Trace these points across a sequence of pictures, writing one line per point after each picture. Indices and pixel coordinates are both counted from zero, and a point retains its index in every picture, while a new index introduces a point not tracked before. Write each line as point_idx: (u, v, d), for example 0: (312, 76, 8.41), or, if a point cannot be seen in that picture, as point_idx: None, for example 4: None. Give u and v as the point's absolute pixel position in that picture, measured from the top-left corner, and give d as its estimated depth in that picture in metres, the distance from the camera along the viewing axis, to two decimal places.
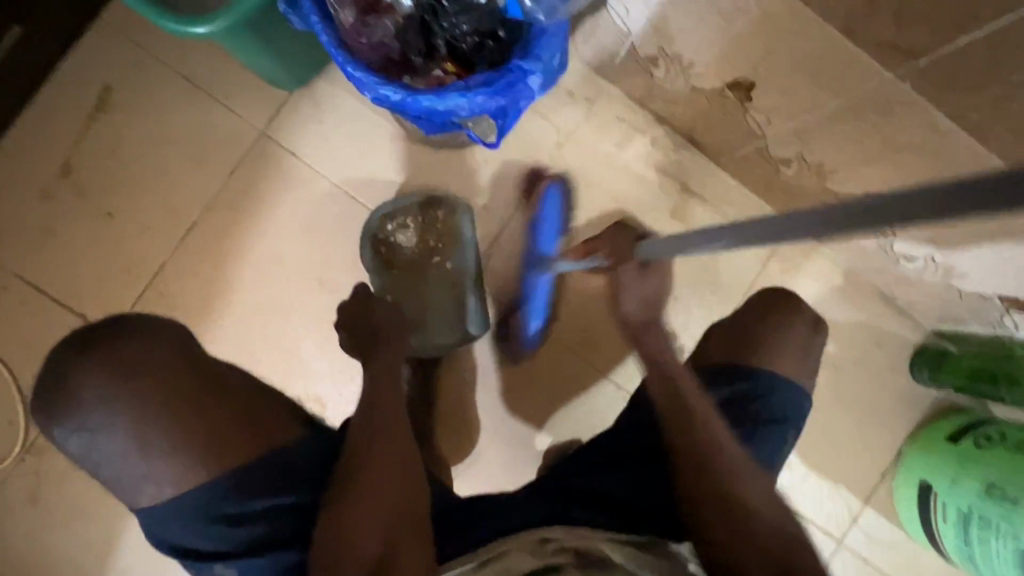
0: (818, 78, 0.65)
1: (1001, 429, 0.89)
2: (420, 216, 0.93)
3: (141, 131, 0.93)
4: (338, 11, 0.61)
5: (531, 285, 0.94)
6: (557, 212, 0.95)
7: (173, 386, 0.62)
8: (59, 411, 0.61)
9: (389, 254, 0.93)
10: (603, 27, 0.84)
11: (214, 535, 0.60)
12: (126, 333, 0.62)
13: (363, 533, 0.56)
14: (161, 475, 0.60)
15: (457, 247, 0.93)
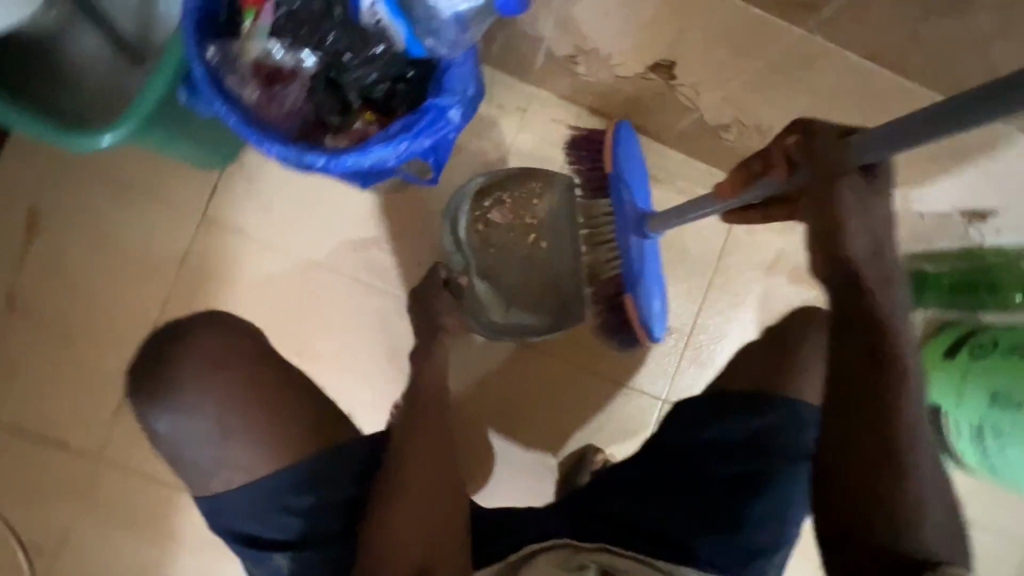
0: (733, 46, 0.64)
1: (993, 334, 0.87)
2: (514, 191, 0.91)
3: (83, 244, 0.90)
4: (242, 89, 0.60)
5: (637, 255, 0.81)
6: (633, 156, 0.83)
7: (260, 376, 0.69)
8: (155, 394, 0.68)
9: (483, 233, 0.91)
10: (514, 37, 0.82)
11: (278, 524, 0.66)
12: (216, 329, 0.70)
13: (404, 532, 0.62)
14: (239, 461, 0.67)
15: (557, 222, 0.90)
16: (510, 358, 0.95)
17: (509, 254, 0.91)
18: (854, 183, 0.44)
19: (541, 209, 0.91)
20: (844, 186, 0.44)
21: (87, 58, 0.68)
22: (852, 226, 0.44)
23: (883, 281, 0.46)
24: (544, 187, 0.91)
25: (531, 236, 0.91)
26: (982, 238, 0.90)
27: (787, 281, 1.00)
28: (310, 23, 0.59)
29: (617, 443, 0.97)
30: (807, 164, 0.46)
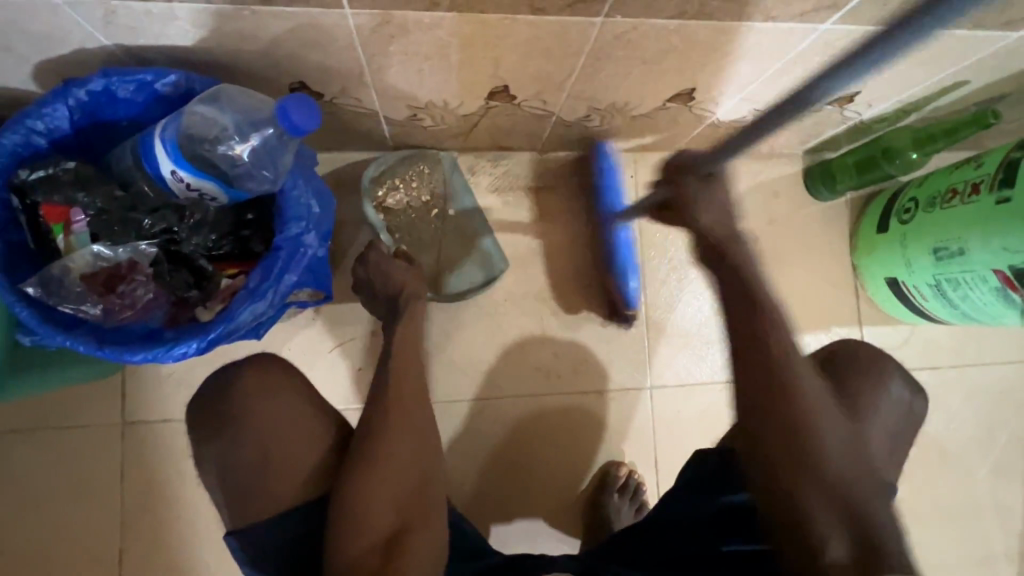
0: (551, 53, 0.63)
1: (912, 195, 0.90)
2: (408, 172, 0.90)
3: (10, 509, 0.82)
4: (82, 309, 0.55)
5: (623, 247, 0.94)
6: (614, 166, 0.93)
7: (298, 417, 0.61)
8: (209, 419, 0.62)
9: (385, 219, 0.89)
10: (348, 121, 0.79)
11: (289, 545, 0.58)
12: (238, 369, 0.63)
13: (373, 508, 0.56)
14: (281, 497, 0.59)
15: (454, 190, 0.92)
16: (487, 411, 0.93)
17: (420, 231, 0.91)
18: (693, 179, 0.59)
19: (436, 186, 0.91)
20: (687, 180, 0.59)
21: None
22: (701, 211, 0.59)
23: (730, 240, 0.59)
24: (436, 165, 0.91)
25: (436, 211, 0.92)
26: (862, 114, 0.86)
27: None
28: (120, 218, 0.56)
29: (625, 444, 0.95)
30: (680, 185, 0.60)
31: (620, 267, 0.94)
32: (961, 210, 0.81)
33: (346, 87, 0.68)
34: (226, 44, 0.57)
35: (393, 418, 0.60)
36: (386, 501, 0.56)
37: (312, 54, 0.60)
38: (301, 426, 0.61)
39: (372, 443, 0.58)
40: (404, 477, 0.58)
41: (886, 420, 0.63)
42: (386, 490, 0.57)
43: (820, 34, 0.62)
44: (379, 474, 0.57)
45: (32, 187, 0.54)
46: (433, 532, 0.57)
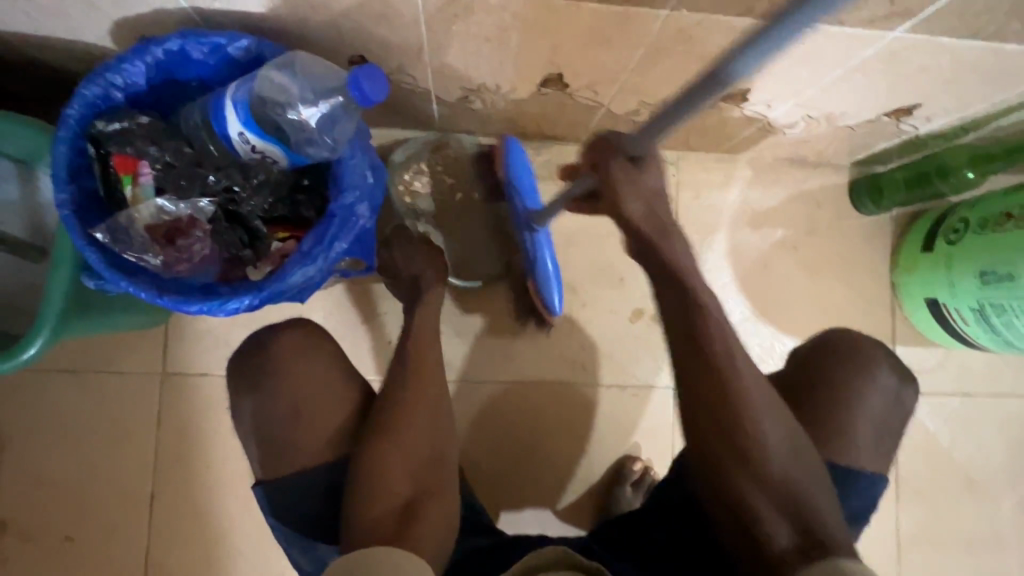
0: (611, 43, 0.63)
1: (962, 215, 0.88)
2: (432, 157, 0.91)
3: (53, 445, 0.87)
4: (143, 258, 0.57)
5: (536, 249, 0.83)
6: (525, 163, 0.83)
7: (323, 379, 0.64)
8: (243, 378, 0.64)
9: (411, 205, 0.91)
10: (400, 97, 0.80)
11: (315, 504, 0.61)
12: (273, 330, 0.66)
13: (390, 477, 0.57)
14: (312, 454, 0.62)
15: (478, 174, 0.92)
16: (510, 397, 0.94)
17: (444, 215, 0.92)
18: (619, 163, 0.53)
19: (460, 169, 0.92)
20: (614, 165, 0.53)
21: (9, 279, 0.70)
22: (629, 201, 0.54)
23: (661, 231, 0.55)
24: (459, 150, 0.91)
25: (460, 196, 0.92)
26: (918, 128, 0.84)
27: (747, 231, 0.99)
28: (187, 173, 0.58)
29: (641, 443, 0.96)
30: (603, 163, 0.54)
31: (542, 276, 0.84)
32: (1014, 234, 0.79)
33: (403, 64, 0.69)
34: (297, 13, 0.58)
35: (411, 393, 0.61)
36: (402, 472, 0.58)
37: (379, 29, 0.61)
38: (326, 388, 0.63)
39: (390, 417, 0.60)
40: (422, 447, 0.59)
41: (878, 412, 0.63)
42: (402, 463, 0.58)
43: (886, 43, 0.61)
44: (396, 448, 0.58)
45: (106, 136, 0.56)
46: (447, 505, 0.58)
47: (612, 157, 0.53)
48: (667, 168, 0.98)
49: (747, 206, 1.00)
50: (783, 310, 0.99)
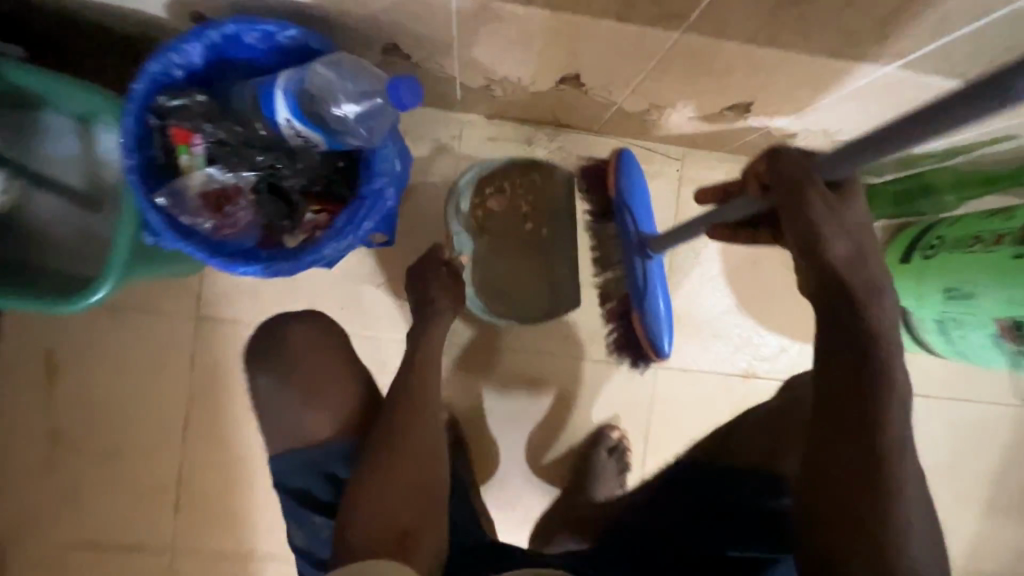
0: (627, 53, 0.68)
1: (940, 233, 0.94)
2: (516, 181, 0.99)
3: (97, 372, 0.97)
4: (197, 221, 0.65)
5: (646, 274, 0.92)
6: (636, 181, 0.95)
7: (334, 368, 0.74)
8: (263, 353, 0.74)
9: (480, 220, 0.99)
10: (427, 81, 0.86)
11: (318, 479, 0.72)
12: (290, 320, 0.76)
13: (382, 502, 0.61)
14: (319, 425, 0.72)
15: (554, 212, 1.00)
16: (508, 364, 1.04)
17: (506, 240, 1.00)
18: (818, 189, 0.48)
19: (535, 200, 1.00)
20: (811, 193, 0.48)
21: (69, 228, 0.77)
22: (831, 235, 0.48)
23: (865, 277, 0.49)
24: (547, 177, 1.00)
25: (528, 225, 1.00)
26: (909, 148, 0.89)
27: None
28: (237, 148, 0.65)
29: (620, 414, 1.06)
30: (776, 182, 0.50)
31: (649, 296, 0.93)
32: (980, 256, 0.85)
33: (433, 54, 0.75)
34: (341, 7, 0.64)
35: (405, 424, 0.66)
36: (394, 497, 0.61)
37: (414, 26, 0.67)
38: (336, 377, 0.74)
39: (386, 447, 0.65)
40: (416, 475, 0.63)
41: None
42: (397, 492, 0.62)
43: (875, 78, 0.67)
44: (395, 474, 0.63)
45: (169, 111, 0.64)
46: (436, 537, 0.61)
47: (809, 177, 0.48)
48: (672, 164, 1.05)
49: None
50: (765, 305, 1.07)
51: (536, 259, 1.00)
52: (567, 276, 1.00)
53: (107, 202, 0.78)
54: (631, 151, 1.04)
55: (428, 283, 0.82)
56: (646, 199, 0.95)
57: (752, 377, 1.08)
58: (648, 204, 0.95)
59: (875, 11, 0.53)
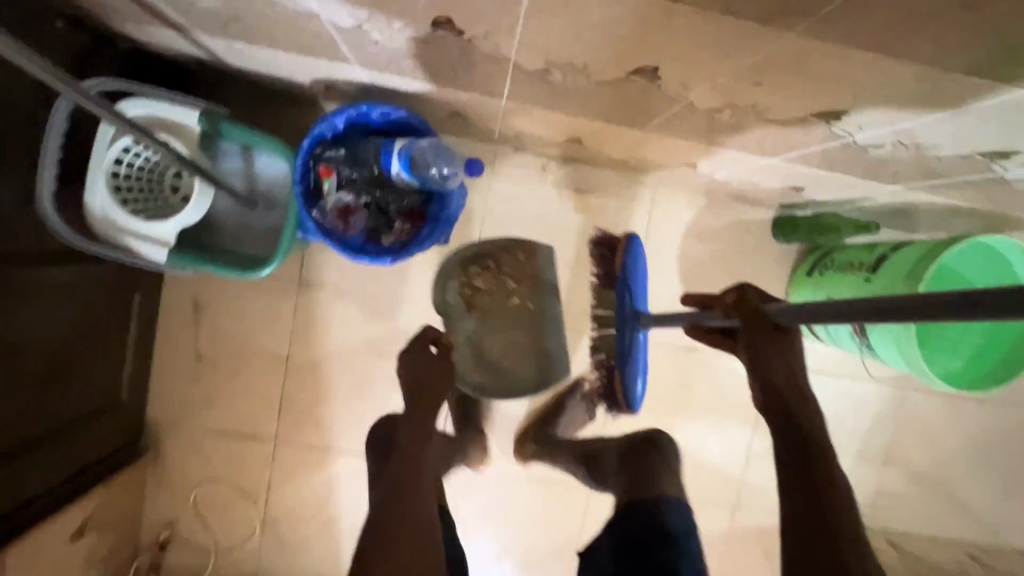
0: (611, 133, 1.06)
1: (833, 258, 1.35)
2: (505, 262, 1.41)
3: (231, 315, 1.39)
4: (334, 228, 1.04)
5: (632, 340, 1.23)
6: (638, 261, 1.24)
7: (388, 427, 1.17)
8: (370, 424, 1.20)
9: (470, 293, 1.39)
10: (477, 129, 1.24)
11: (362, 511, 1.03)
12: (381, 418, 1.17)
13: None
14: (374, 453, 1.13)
15: (531, 289, 1.42)
16: None
17: (497, 307, 1.40)
18: (767, 328, 0.76)
19: (519, 279, 1.41)
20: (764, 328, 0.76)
21: (237, 220, 1.15)
22: (771, 366, 0.77)
23: (795, 394, 0.78)
24: (527, 258, 1.42)
25: (514, 297, 1.41)
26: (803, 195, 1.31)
27: (693, 241, 1.47)
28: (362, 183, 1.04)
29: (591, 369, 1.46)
30: (743, 310, 0.78)
31: (634, 365, 1.24)
32: (850, 278, 1.26)
33: (485, 120, 1.13)
34: (433, 95, 1.02)
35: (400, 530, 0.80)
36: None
37: (476, 108, 1.05)
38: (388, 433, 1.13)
39: (396, 505, 0.82)
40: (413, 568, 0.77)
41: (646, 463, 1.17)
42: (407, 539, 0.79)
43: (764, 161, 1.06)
44: (405, 528, 0.80)
45: (321, 157, 1.02)
46: None
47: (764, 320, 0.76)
48: (646, 191, 1.45)
49: (695, 224, 1.48)
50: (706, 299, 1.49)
51: (520, 325, 1.41)
52: (552, 337, 1.43)
53: (260, 203, 1.16)
54: (617, 180, 1.44)
55: (429, 374, 0.96)
56: (644, 278, 1.25)
57: (694, 349, 1.52)
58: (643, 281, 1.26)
59: (751, 140, 0.91)
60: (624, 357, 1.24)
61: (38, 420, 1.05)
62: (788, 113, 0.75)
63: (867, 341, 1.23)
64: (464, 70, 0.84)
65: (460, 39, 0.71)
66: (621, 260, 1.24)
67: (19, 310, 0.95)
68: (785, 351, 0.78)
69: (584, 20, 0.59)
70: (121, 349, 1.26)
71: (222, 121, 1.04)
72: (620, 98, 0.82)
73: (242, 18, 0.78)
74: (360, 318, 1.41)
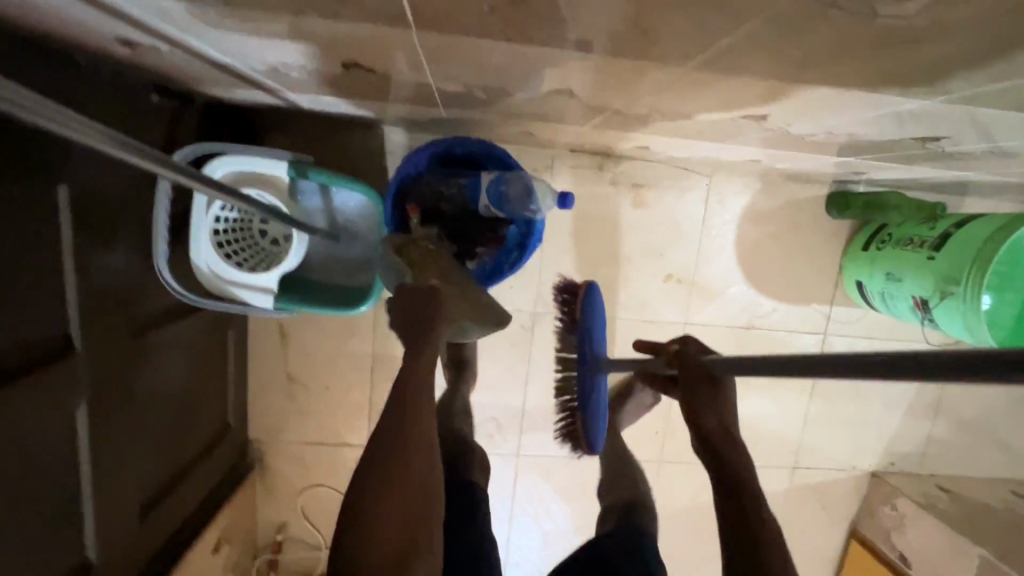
0: (682, 140, 1.08)
1: (890, 231, 1.39)
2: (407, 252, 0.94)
3: (317, 335, 1.47)
4: None
5: (595, 387, 1.24)
6: (598, 302, 1.29)
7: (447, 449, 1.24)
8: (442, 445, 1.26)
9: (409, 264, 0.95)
10: (541, 139, 1.26)
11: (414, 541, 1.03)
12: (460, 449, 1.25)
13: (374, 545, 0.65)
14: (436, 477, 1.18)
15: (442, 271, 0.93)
16: None
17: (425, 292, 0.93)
18: (702, 382, 0.78)
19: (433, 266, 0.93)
20: (698, 380, 0.78)
21: (323, 254, 1.20)
22: (703, 412, 0.76)
23: (729, 444, 0.75)
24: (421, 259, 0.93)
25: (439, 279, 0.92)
26: (858, 173, 1.34)
27: (749, 224, 1.51)
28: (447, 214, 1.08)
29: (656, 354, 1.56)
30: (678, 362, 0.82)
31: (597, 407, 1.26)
32: (909, 253, 1.30)
33: (553, 134, 1.15)
34: (510, 121, 1.05)
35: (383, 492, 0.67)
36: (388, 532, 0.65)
37: (551, 128, 1.08)
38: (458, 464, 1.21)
39: (380, 446, 0.69)
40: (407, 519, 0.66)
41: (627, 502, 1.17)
42: (387, 497, 0.67)
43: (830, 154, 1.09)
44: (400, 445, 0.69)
45: (407, 196, 1.07)
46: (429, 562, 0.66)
47: (698, 375, 0.78)
48: (701, 178, 1.48)
49: (750, 206, 1.50)
50: (763, 278, 1.54)
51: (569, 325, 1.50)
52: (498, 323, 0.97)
53: (343, 236, 1.20)
54: (673, 171, 1.46)
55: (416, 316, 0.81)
56: (604, 319, 1.28)
57: (753, 327, 1.57)
58: (602, 329, 1.28)
59: (828, 145, 0.94)
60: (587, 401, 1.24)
61: (174, 459, 1.16)
62: (884, 134, 0.78)
63: (928, 315, 1.27)
64: (556, 110, 0.88)
65: (565, 94, 0.75)
66: (582, 308, 1.27)
67: (149, 369, 1.03)
68: (719, 401, 0.77)
69: (714, 91, 0.62)
70: (223, 381, 1.35)
71: (308, 167, 1.08)
72: (710, 127, 0.85)
73: (347, 85, 0.80)
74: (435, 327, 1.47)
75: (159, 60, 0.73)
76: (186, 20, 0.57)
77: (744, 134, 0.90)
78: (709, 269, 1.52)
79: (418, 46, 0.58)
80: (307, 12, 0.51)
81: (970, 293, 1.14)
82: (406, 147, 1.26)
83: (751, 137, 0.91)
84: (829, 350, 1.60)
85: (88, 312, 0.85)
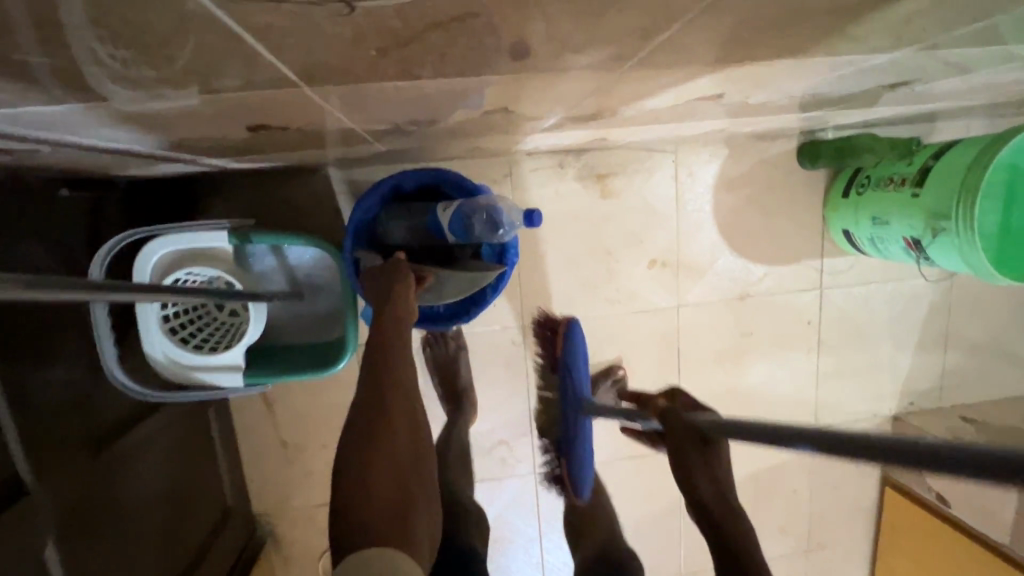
0: (635, 127, 1.01)
1: (867, 173, 1.34)
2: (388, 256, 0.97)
3: (304, 395, 1.39)
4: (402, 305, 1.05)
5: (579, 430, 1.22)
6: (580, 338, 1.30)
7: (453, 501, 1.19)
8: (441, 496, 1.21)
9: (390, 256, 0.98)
10: (493, 150, 1.19)
11: None
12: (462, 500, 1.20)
13: (374, 483, 0.63)
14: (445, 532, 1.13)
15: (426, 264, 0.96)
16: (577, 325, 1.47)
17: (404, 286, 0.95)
18: (694, 442, 0.72)
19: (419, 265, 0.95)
20: (689, 441, 0.72)
21: (288, 315, 1.14)
22: (696, 475, 0.70)
23: (724, 510, 0.69)
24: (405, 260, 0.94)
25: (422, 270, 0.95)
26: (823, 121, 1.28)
27: (723, 193, 1.46)
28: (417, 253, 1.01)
29: (654, 344, 1.50)
30: (666, 417, 0.76)
31: (582, 453, 1.23)
32: (892, 194, 1.25)
33: (502, 143, 1.08)
34: (454, 139, 0.97)
35: (377, 439, 0.65)
36: (383, 480, 0.63)
37: (499, 139, 1.01)
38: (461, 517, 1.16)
39: (375, 394, 0.69)
40: (404, 459, 0.66)
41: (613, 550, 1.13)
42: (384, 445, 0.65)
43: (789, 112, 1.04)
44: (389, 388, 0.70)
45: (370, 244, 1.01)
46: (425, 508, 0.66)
47: (690, 434, 0.72)
48: (666, 156, 1.42)
49: (722, 174, 1.45)
50: (748, 245, 1.49)
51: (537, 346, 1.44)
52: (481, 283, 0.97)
53: (306, 292, 1.13)
54: (636, 154, 1.40)
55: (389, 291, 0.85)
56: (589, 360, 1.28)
57: (748, 296, 1.52)
58: (586, 366, 1.29)
59: (787, 107, 0.88)
60: (572, 442, 1.24)
61: (172, 563, 1.08)
62: (847, 88, 0.72)
63: (924, 254, 1.22)
64: (497, 125, 0.81)
65: (497, 110, 0.68)
66: (564, 344, 1.28)
67: (125, 477, 0.96)
68: (710, 460, 0.72)
69: (660, 84, 0.55)
70: (212, 465, 1.27)
71: (249, 231, 0.99)
72: (662, 113, 0.78)
73: (266, 143, 0.73)
74: (424, 361, 1.40)
75: (47, 157, 0.66)
76: (52, 120, 0.50)
77: (701, 114, 0.84)
78: (691, 247, 1.47)
79: (322, 99, 0.51)
80: (176, 90, 0.44)
81: (963, 226, 1.08)
82: (351, 184, 1.18)
83: (707, 114, 0.84)
84: (828, 303, 1.56)
85: (31, 442, 0.77)
